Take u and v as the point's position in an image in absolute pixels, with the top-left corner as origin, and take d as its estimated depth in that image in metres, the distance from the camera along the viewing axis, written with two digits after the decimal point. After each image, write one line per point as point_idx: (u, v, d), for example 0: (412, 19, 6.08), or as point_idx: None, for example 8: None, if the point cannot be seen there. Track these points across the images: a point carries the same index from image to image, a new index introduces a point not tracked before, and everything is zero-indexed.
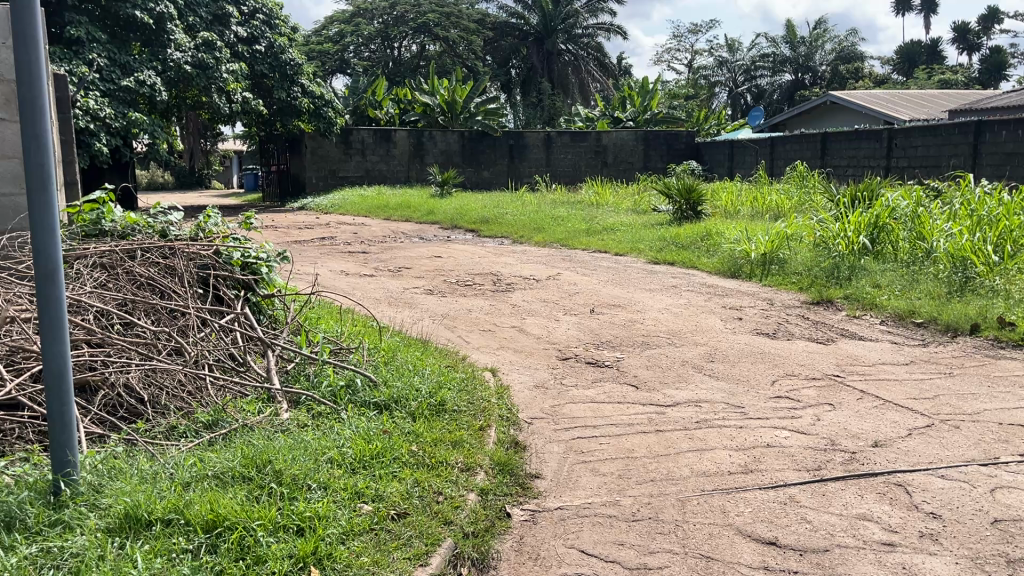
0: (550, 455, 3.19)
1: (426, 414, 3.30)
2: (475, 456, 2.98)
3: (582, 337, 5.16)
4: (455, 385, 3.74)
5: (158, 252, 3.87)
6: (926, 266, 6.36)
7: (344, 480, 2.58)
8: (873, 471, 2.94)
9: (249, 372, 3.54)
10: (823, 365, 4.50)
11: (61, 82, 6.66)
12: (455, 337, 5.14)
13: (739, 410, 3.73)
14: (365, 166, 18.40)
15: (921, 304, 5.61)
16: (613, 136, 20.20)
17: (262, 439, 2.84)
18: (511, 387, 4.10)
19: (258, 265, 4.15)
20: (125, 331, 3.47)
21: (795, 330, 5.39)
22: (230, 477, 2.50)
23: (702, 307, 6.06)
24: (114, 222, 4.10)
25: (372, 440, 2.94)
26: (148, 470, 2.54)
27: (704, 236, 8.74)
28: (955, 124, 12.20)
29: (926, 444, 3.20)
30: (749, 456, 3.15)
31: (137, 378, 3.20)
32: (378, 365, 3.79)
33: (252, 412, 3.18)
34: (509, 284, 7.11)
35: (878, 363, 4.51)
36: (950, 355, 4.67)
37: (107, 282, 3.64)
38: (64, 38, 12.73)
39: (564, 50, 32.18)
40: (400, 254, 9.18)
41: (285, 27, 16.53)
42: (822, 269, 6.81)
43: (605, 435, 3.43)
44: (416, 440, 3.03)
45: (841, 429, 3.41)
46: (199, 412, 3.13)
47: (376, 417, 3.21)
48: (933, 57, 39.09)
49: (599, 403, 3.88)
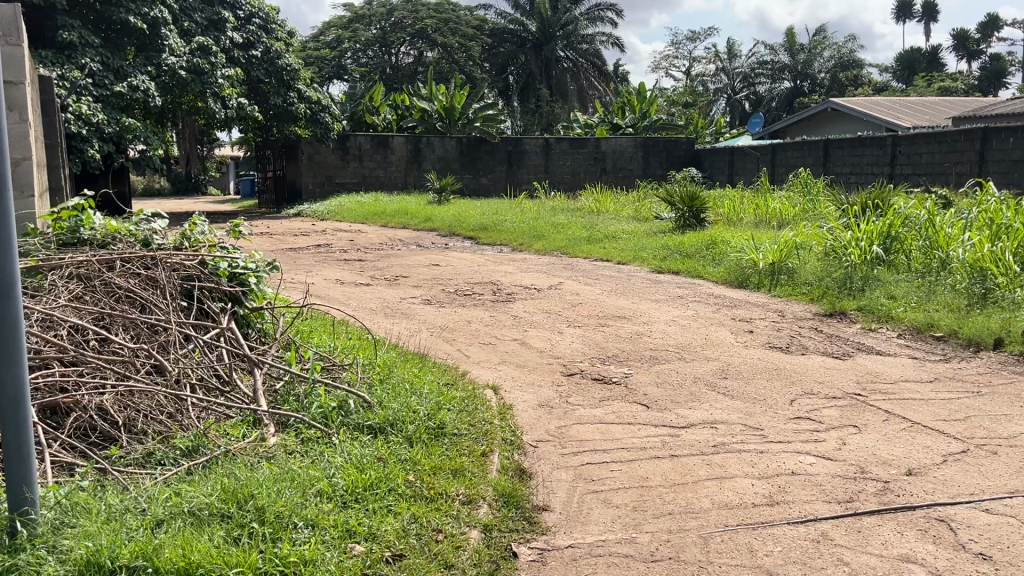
0: (558, 483, 2.95)
1: (424, 438, 3.06)
2: (478, 486, 2.74)
3: (587, 351, 4.93)
4: (456, 406, 3.49)
5: (139, 263, 3.63)
6: (942, 277, 6.16)
7: (335, 516, 2.34)
8: (909, 504, 2.71)
9: (235, 392, 3.29)
10: (843, 383, 4.27)
11: (47, 85, 6.50)
12: (454, 350, 4.90)
13: (758, 432, 3.49)
14: (362, 172, 18.13)
15: (940, 317, 5.39)
16: (613, 142, 20.04)
17: (246, 469, 2.59)
18: (514, 406, 3.86)
19: (246, 275, 3.91)
20: (100, 348, 3.22)
21: (809, 344, 5.16)
22: (207, 515, 2.25)
23: (711, 319, 5.83)
24: (94, 230, 3.84)
25: (367, 469, 2.70)
26: (118, 506, 2.30)
27: (709, 244, 8.53)
28: (962, 132, 12.02)
29: (964, 472, 2.98)
30: (774, 486, 2.91)
31: (111, 399, 2.95)
32: (373, 385, 3.55)
33: (237, 437, 2.92)
34: (510, 294, 6.88)
35: (901, 381, 4.28)
36: (975, 372, 4.44)
37: (83, 294, 3.40)
38: (57, 42, 12.56)
39: (563, 56, 32.04)
40: (396, 261, 8.95)
41: (282, 32, 16.34)
42: (834, 280, 6.59)
43: (616, 461, 3.19)
44: (414, 469, 2.79)
45: (870, 455, 3.17)
46: (179, 437, 2.87)
47: (370, 443, 2.96)
48: (932, 65, 39.67)
49: (607, 424, 3.64)
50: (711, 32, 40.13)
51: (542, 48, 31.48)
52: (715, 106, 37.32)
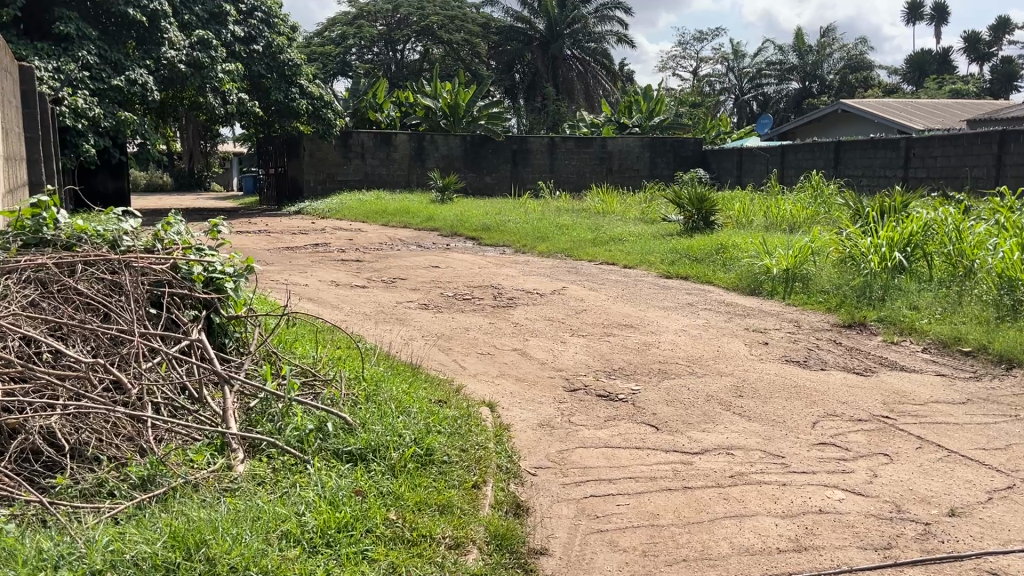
0: (558, 521, 2.64)
1: (409, 468, 2.74)
2: (467, 526, 2.42)
3: (591, 363, 4.60)
4: (447, 428, 3.16)
5: (104, 266, 3.33)
6: (968, 287, 5.84)
7: (299, 566, 2.03)
8: (956, 553, 2.40)
9: (205, 411, 2.98)
10: (868, 403, 3.94)
11: (28, 74, 6.18)
12: (449, 361, 4.59)
13: (779, 460, 3.17)
14: (365, 170, 17.83)
15: (968, 330, 5.07)
16: (619, 141, 19.67)
17: (202, 507, 2.28)
18: (512, 426, 3.55)
19: (222, 280, 3.58)
20: (54, 361, 2.92)
21: (828, 358, 4.84)
22: (149, 568, 1.94)
23: (723, 329, 5.50)
24: (58, 230, 3.54)
25: (341, 505, 2.38)
26: (48, 551, 2.00)
27: (719, 248, 8.20)
28: (978, 134, 11.67)
29: (1014, 514, 2.67)
30: (801, 527, 2.59)
31: (60, 421, 2.63)
32: (357, 403, 3.23)
33: (201, 465, 2.61)
34: (511, 299, 6.57)
35: (931, 402, 3.95)
36: (1011, 393, 4.11)
37: (40, 302, 3.11)
38: (54, 34, 12.29)
39: (570, 55, 31.64)
40: (396, 263, 8.62)
41: (284, 26, 15.95)
42: (852, 287, 6.28)
43: (624, 494, 2.87)
44: (395, 505, 2.47)
45: (906, 491, 2.86)
46: (134, 465, 2.56)
47: (349, 473, 2.65)
48: (944, 66, 39.02)
49: (613, 448, 3.32)
50: (717, 33, 39.84)
51: (548, 47, 31.06)
52: (722, 106, 36.97)
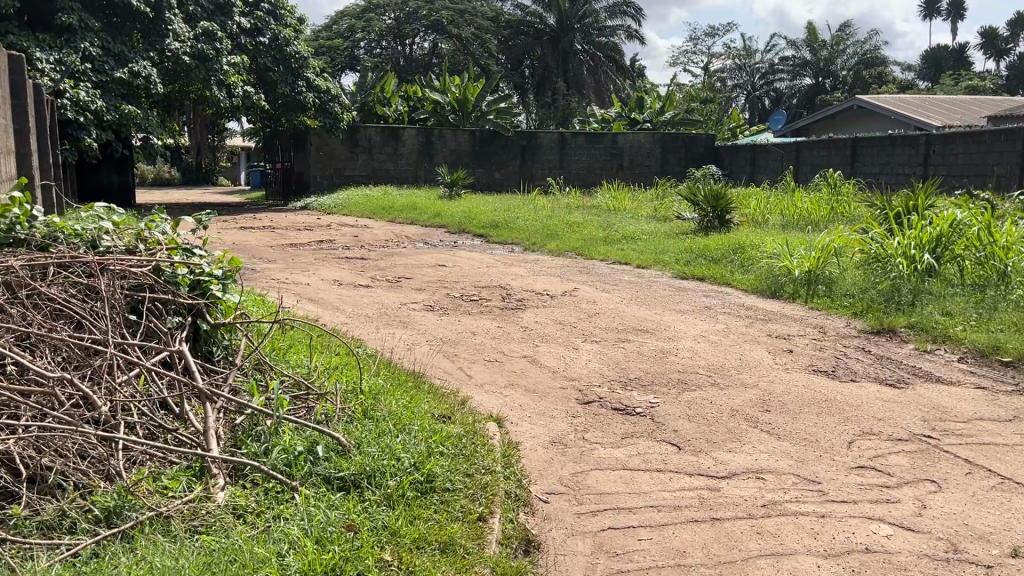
0: (573, 560, 2.39)
1: (407, 497, 2.46)
2: (471, 569, 2.16)
3: (606, 373, 4.32)
4: (451, 449, 2.87)
5: (81, 269, 3.06)
6: (1004, 293, 5.52)
7: None
8: None
9: (184, 429, 2.71)
10: (907, 421, 3.63)
11: (18, 64, 5.88)
12: (454, 369, 4.31)
13: (815, 487, 2.88)
14: (372, 165, 17.61)
15: (1008, 339, 4.77)
16: (630, 138, 19.31)
17: (170, 552, 2.00)
18: (521, 444, 3.28)
19: (209, 283, 3.33)
20: (17, 376, 2.64)
21: (857, 367, 4.53)
22: None
23: (745, 335, 5.20)
24: (32, 229, 3.26)
25: (329, 544, 2.11)
26: None
27: (736, 248, 7.86)
28: (1003, 131, 11.29)
29: None
30: (846, 571, 2.32)
31: (20, 443, 2.36)
32: (352, 422, 2.95)
33: (175, 494, 2.34)
34: (520, 301, 6.28)
35: (974, 420, 3.66)
36: None
37: (6, 307, 2.83)
38: (56, 26, 12.05)
39: (581, 49, 31.26)
40: (401, 261, 8.33)
41: (291, 18, 15.59)
42: (879, 291, 5.95)
43: (646, 526, 2.59)
44: (390, 542, 2.20)
45: (961, 526, 2.57)
46: (102, 494, 2.29)
47: (340, 504, 2.37)
48: (960, 62, 38.33)
49: (633, 471, 3.04)
50: (729, 28, 39.46)
51: (558, 41, 30.72)
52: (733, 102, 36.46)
